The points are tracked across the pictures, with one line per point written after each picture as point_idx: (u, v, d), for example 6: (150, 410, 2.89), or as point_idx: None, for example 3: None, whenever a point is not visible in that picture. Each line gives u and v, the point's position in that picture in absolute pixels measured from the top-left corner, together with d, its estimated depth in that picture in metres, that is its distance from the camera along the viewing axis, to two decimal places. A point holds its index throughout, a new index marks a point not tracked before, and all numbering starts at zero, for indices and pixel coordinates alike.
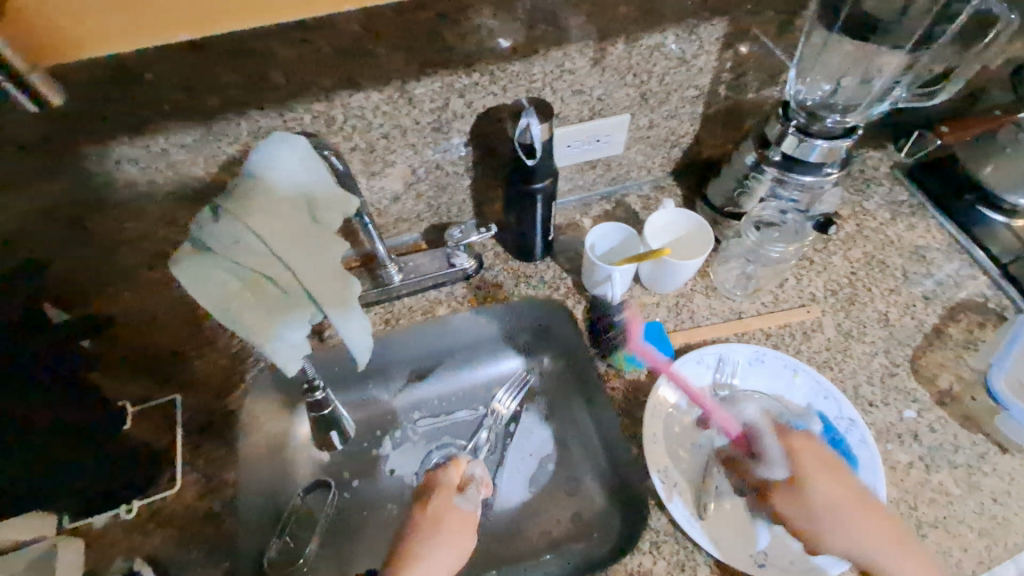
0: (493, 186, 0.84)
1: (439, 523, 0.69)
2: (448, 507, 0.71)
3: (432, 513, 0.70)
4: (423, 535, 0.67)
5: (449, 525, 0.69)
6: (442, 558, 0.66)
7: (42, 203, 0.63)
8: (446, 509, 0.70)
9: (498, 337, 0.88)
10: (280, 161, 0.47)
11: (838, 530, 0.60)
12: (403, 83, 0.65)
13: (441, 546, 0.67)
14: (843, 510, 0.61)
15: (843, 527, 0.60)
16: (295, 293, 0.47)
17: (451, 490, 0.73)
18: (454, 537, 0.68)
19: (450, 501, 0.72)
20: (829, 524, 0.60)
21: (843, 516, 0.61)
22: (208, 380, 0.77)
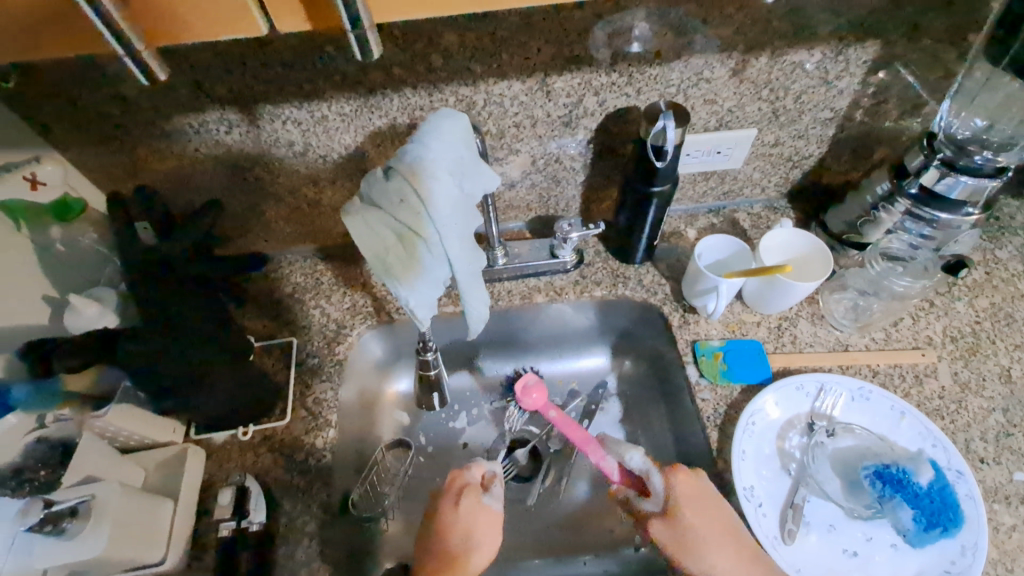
0: (605, 185, 0.86)
1: (472, 523, 0.69)
2: (478, 506, 0.70)
3: (465, 514, 0.69)
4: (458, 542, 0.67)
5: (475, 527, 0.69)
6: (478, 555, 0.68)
7: (218, 150, 0.73)
8: (478, 509, 0.70)
9: (591, 331, 0.94)
10: (451, 134, 0.50)
11: (700, 562, 0.61)
12: (545, 76, 0.69)
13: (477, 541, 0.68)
14: (711, 542, 0.61)
15: (702, 556, 0.61)
16: (438, 256, 0.51)
17: (478, 491, 0.71)
18: (487, 538, 0.69)
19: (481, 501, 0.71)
20: (678, 549, 0.62)
21: (711, 548, 0.61)
22: (322, 328, 0.84)
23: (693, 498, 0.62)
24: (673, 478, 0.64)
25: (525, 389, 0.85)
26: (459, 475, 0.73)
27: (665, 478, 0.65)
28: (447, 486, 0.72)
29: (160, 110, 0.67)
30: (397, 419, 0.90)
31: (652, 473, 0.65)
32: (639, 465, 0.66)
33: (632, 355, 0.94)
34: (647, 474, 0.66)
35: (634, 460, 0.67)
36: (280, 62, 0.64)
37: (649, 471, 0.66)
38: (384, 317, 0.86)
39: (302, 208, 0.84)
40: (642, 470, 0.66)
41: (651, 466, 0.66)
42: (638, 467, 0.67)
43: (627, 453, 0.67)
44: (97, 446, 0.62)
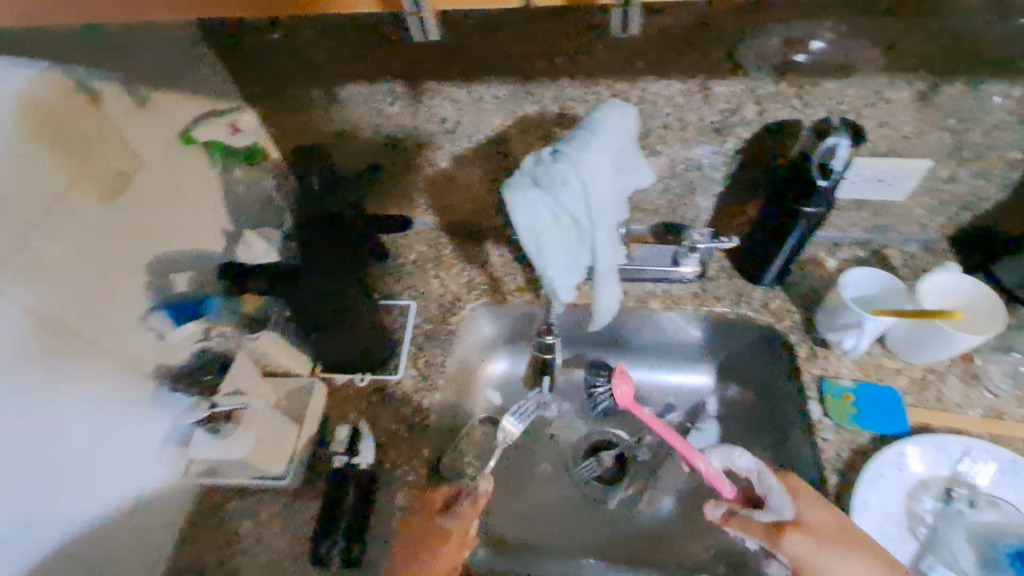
0: (744, 200, 0.83)
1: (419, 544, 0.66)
2: (439, 529, 0.67)
3: (431, 528, 0.67)
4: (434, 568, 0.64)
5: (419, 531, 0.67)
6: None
7: (375, 119, 0.79)
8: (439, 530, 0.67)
9: (700, 348, 0.91)
10: (617, 124, 0.51)
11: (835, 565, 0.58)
12: (707, 79, 0.68)
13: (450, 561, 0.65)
14: (840, 548, 0.59)
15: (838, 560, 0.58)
16: (586, 242, 0.52)
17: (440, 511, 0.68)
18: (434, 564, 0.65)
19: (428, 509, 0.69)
20: (817, 557, 0.59)
21: (844, 552, 0.58)
22: (439, 298, 0.89)
23: (812, 497, 0.63)
24: (789, 479, 0.65)
25: (619, 375, 0.87)
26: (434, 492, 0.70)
27: (773, 474, 0.66)
28: (425, 505, 0.69)
29: (338, 78, 0.74)
30: (489, 398, 0.93)
31: (764, 473, 0.67)
32: (749, 466, 0.70)
33: (739, 380, 0.90)
34: (760, 472, 0.68)
35: (743, 460, 0.71)
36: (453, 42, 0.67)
37: (762, 470, 0.68)
38: (498, 297, 0.89)
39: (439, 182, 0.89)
40: (752, 468, 0.69)
41: (765, 466, 0.68)
42: (749, 466, 0.70)
43: (736, 454, 0.72)
44: (247, 366, 0.70)
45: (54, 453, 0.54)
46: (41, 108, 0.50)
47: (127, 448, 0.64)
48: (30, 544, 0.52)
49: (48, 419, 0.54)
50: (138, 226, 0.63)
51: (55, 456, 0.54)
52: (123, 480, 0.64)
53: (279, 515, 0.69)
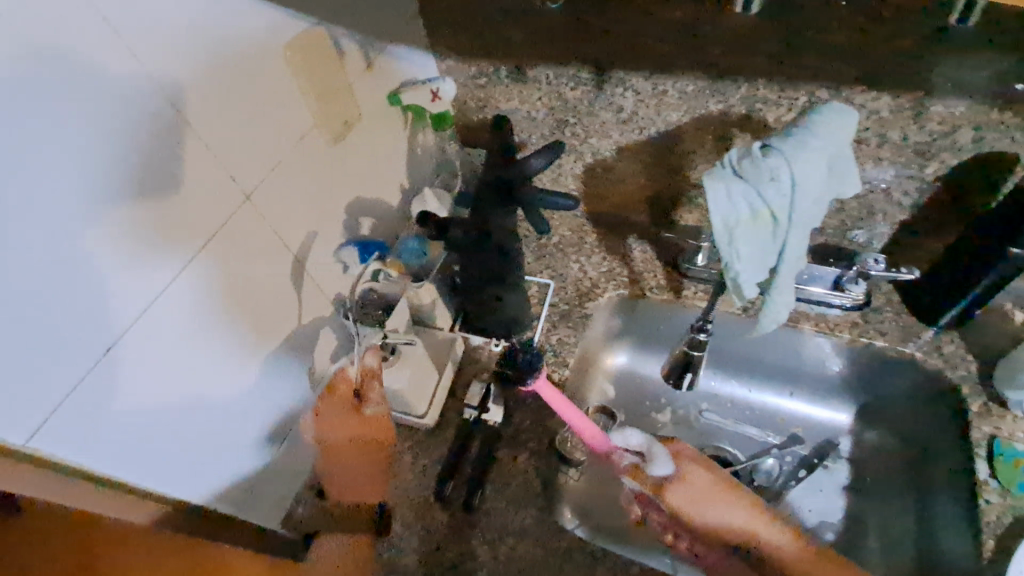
0: (928, 233, 0.77)
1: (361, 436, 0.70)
2: (353, 416, 0.69)
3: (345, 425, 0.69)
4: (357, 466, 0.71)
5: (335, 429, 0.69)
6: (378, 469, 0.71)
7: (553, 102, 0.82)
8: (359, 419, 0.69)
9: (843, 382, 0.85)
10: (835, 127, 0.49)
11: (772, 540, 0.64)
12: (924, 97, 0.65)
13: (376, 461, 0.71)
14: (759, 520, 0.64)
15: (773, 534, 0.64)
16: (777, 242, 0.51)
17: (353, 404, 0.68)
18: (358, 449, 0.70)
19: (348, 402, 0.68)
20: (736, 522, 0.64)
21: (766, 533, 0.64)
22: (578, 282, 0.91)
23: (706, 475, 0.66)
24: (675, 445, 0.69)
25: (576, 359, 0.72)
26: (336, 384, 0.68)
27: (673, 449, 0.69)
28: (329, 399, 0.69)
29: (531, 58, 0.78)
30: (603, 389, 0.93)
31: (657, 451, 0.66)
32: (640, 443, 0.67)
33: (883, 425, 0.83)
34: (650, 449, 0.67)
35: (634, 438, 0.68)
36: (654, 34, 0.69)
37: (654, 448, 0.67)
38: (637, 291, 0.89)
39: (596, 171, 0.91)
40: (646, 447, 0.67)
41: (653, 440, 0.68)
42: (637, 443, 0.67)
43: (625, 432, 0.68)
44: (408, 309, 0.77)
45: (258, 345, 0.63)
46: (290, 53, 0.59)
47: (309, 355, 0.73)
48: (201, 438, 0.58)
49: (236, 327, 0.60)
50: (342, 168, 0.72)
51: (259, 347, 0.64)
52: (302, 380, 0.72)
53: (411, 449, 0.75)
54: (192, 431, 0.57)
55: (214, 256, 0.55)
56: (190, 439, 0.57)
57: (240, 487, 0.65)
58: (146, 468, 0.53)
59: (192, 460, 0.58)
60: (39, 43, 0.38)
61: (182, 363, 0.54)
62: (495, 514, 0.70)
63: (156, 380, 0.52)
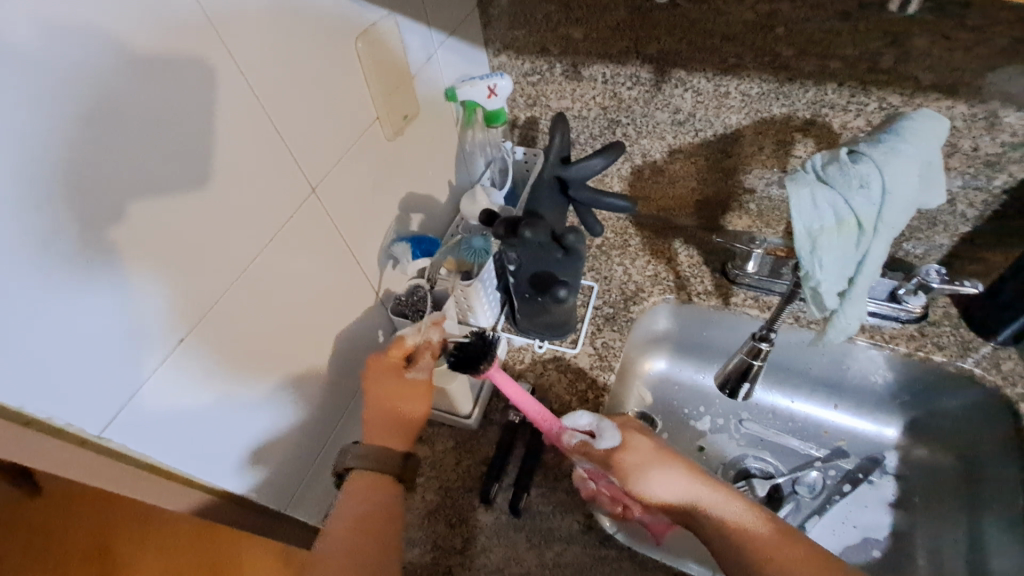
0: (991, 245, 0.75)
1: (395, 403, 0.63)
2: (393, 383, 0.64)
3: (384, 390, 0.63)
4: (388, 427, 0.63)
5: (369, 390, 0.64)
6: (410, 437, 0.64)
7: (609, 102, 0.82)
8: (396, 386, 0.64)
9: (891, 397, 0.84)
10: (931, 134, 0.48)
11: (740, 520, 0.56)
12: (1000, 107, 0.62)
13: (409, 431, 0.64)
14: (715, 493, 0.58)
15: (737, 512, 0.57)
16: (861, 252, 0.50)
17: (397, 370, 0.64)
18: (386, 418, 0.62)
19: (394, 368, 0.65)
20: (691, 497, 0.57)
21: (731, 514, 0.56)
22: (622, 284, 0.90)
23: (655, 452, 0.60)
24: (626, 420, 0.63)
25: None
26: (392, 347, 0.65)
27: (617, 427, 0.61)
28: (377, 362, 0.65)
29: (590, 56, 0.78)
30: (642, 394, 0.92)
31: (604, 431, 0.60)
32: (589, 423, 0.62)
33: (935, 441, 0.81)
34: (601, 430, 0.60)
35: (581, 420, 0.63)
36: (723, 33, 0.68)
37: (602, 428, 0.60)
38: (682, 296, 0.87)
39: (643, 173, 0.89)
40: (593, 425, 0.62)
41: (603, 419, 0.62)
42: (586, 424, 0.62)
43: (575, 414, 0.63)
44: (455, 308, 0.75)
45: (312, 336, 0.63)
46: (360, 45, 0.59)
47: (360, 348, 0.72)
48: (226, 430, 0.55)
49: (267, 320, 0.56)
50: (402, 161, 0.72)
51: (313, 339, 0.64)
52: (352, 371, 0.72)
53: (454, 450, 0.74)
54: (242, 418, 0.57)
55: (274, 246, 0.55)
56: (236, 428, 0.56)
57: (285, 475, 0.64)
58: (198, 453, 0.52)
59: (241, 446, 0.58)
60: (90, 34, 0.37)
61: (236, 353, 0.54)
62: (540, 518, 0.68)
63: (211, 369, 0.52)
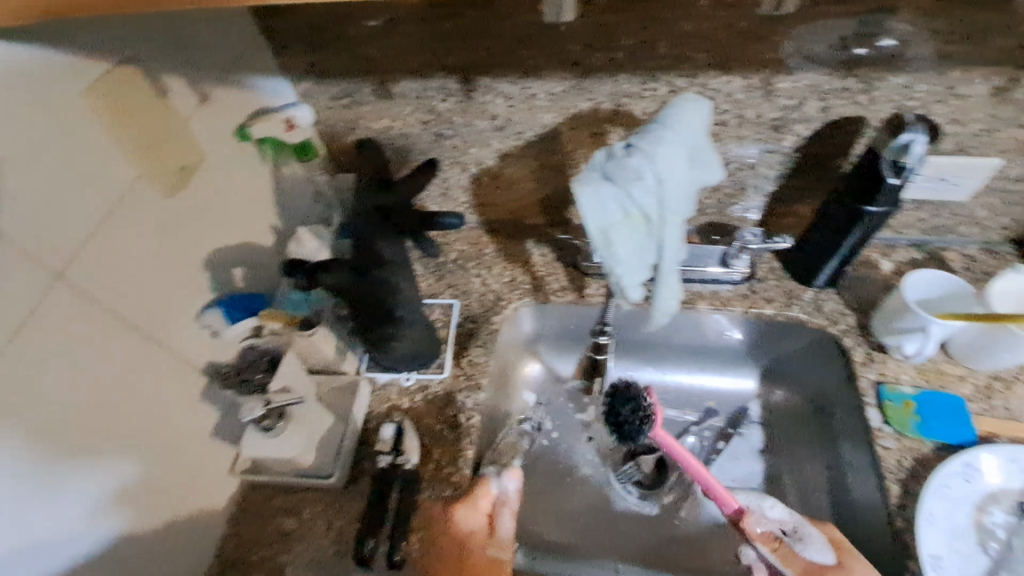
0: (797, 199, 0.79)
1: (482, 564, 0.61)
2: (485, 561, 0.61)
3: (471, 567, 0.60)
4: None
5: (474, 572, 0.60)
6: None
7: (425, 116, 0.79)
8: (483, 562, 0.61)
9: (743, 350, 0.90)
10: (692, 116, 0.49)
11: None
12: (772, 74, 0.64)
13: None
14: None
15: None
16: (655, 239, 0.51)
17: (482, 540, 0.62)
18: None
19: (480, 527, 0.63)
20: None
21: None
22: (482, 296, 0.88)
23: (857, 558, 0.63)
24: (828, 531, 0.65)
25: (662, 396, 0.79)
26: (462, 520, 0.63)
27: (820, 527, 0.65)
28: (451, 532, 0.62)
29: (392, 72, 0.74)
30: (527, 399, 0.93)
31: (806, 523, 0.66)
32: (785, 516, 0.67)
33: (787, 384, 0.87)
34: (801, 523, 0.66)
35: (780, 508, 0.68)
36: (512, 36, 0.66)
37: (801, 521, 0.66)
38: (540, 297, 0.87)
39: (483, 180, 0.88)
40: (793, 518, 0.67)
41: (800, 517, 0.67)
42: (786, 517, 0.67)
43: (769, 503, 0.70)
44: (294, 361, 0.69)
45: (106, 439, 0.54)
46: (88, 100, 0.51)
47: (188, 427, 0.65)
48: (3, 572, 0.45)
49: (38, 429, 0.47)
50: (191, 216, 0.64)
51: (112, 439, 0.55)
52: (176, 459, 0.63)
53: (324, 512, 0.69)
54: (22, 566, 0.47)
55: (19, 354, 0.46)
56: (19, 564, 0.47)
57: None
58: None
59: None
60: None
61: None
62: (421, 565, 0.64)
63: None
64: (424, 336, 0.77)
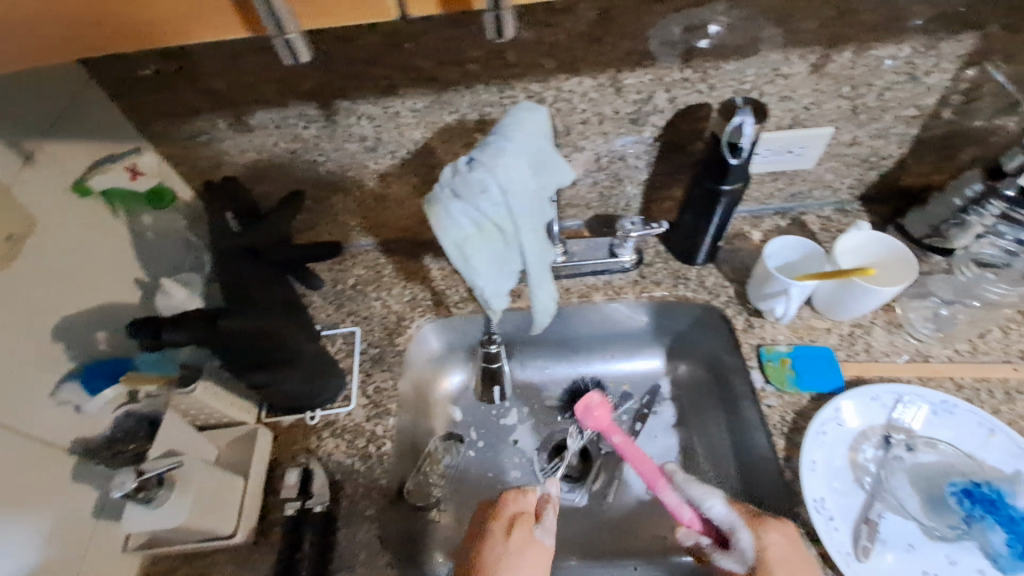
0: (668, 184, 0.84)
1: (519, 555, 0.63)
2: (530, 540, 0.64)
3: (514, 544, 0.63)
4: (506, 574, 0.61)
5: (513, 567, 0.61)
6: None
7: (292, 146, 0.76)
8: (528, 541, 0.64)
9: (647, 331, 0.93)
10: (531, 123, 0.51)
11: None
12: (617, 72, 0.67)
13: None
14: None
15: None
16: (513, 246, 0.52)
17: (530, 521, 0.66)
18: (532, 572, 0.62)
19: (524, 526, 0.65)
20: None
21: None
22: (382, 319, 0.86)
23: (786, 561, 0.57)
24: (765, 534, 0.58)
25: (587, 408, 0.78)
26: (511, 500, 0.67)
27: (755, 535, 0.59)
28: (497, 511, 0.67)
29: (245, 104, 0.71)
30: (451, 414, 0.90)
31: (738, 528, 0.60)
32: (722, 516, 0.61)
33: (687, 357, 0.92)
34: (734, 529, 0.60)
35: (715, 510, 0.62)
36: (360, 58, 0.65)
37: (735, 526, 0.60)
38: (443, 311, 0.87)
39: (368, 202, 0.86)
40: (726, 523, 0.61)
41: (737, 519, 0.60)
42: (720, 518, 0.61)
43: (706, 500, 0.63)
44: (178, 421, 0.66)
45: None
46: None
47: (60, 514, 0.59)
48: None
49: None
50: (32, 285, 0.58)
51: None
52: (52, 550, 0.58)
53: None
54: None
55: None
56: None
57: None
58: None
59: None
60: None
61: None
62: None
63: None
64: (321, 372, 0.73)
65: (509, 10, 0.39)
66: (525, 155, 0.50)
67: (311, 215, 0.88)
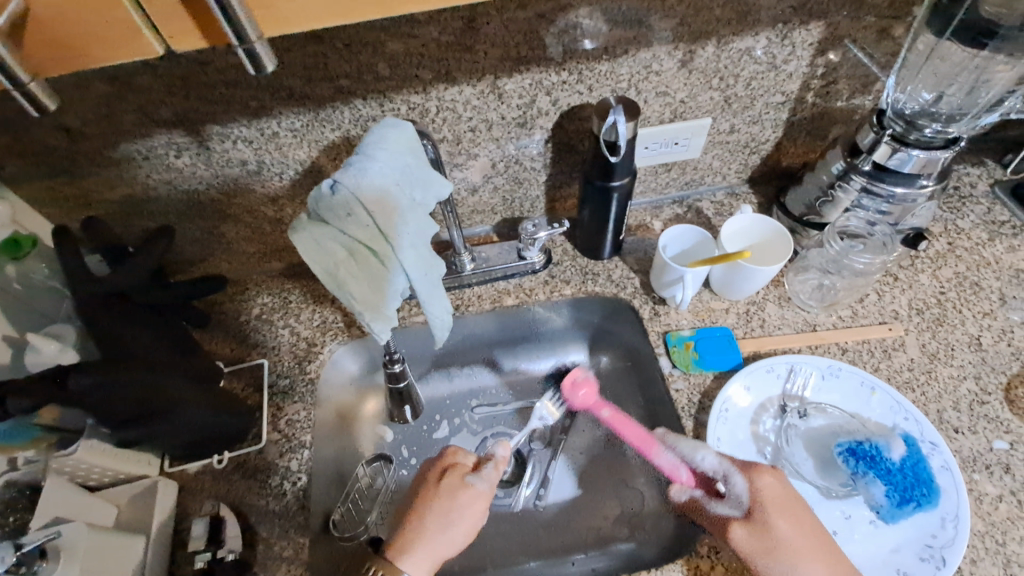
0: (567, 183, 0.85)
1: (450, 500, 0.64)
2: (461, 485, 0.65)
3: (444, 489, 0.65)
4: (435, 515, 0.63)
5: (441, 502, 0.64)
6: (444, 545, 0.62)
7: (167, 177, 0.72)
8: (460, 486, 0.65)
9: (566, 327, 0.89)
10: (393, 142, 0.53)
11: None
12: (495, 79, 0.68)
13: (452, 528, 0.62)
14: (804, 553, 0.57)
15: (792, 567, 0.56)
16: (391, 265, 0.53)
17: (463, 471, 0.67)
18: (465, 519, 0.63)
19: (454, 474, 0.66)
20: (761, 560, 0.58)
21: (807, 559, 0.57)
22: (288, 348, 0.81)
23: (778, 503, 0.60)
24: (759, 480, 0.61)
25: (575, 384, 0.85)
26: (451, 453, 0.70)
27: (750, 479, 0.62)
28: (436, 462, 0.69)
29: (105, 137, 0.66)
30: (378, 433, 0.85)
31: (731, 474, 0.63)
32: (714, 465, 0.64)
33: (609, 349, 0.89)
34: (726, 475, 0.63)
35: (708, 460, 0.64)
36: (222, 81, 0.62)
37: (728, 472, 0.63)
38: (354, 331, 0.83)
39: (262, 226, 0.82)
40: (719, 471, 0.64)
41: (731, 467, 0.63)
42: (713, 467, 0.64)
43: (697, 454, 0.65)
44: (64, 485, 0.60)
45: None
46: None
47: None
48: None
49: None
50: None
51: None
52: None
53: None
54: None
55: None
56: None
57: None
58: None
59: None
60: None
61: None
62: None
63: None
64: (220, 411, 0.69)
65: (263, 39, 0.35)
66: (388, 175, 0.52)
67: (203, 245, 0.83)
